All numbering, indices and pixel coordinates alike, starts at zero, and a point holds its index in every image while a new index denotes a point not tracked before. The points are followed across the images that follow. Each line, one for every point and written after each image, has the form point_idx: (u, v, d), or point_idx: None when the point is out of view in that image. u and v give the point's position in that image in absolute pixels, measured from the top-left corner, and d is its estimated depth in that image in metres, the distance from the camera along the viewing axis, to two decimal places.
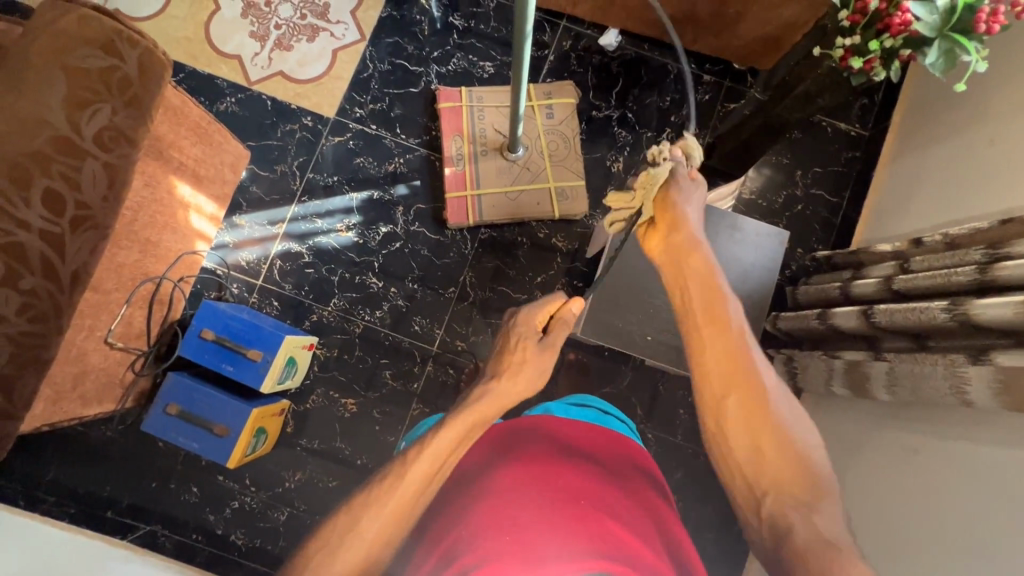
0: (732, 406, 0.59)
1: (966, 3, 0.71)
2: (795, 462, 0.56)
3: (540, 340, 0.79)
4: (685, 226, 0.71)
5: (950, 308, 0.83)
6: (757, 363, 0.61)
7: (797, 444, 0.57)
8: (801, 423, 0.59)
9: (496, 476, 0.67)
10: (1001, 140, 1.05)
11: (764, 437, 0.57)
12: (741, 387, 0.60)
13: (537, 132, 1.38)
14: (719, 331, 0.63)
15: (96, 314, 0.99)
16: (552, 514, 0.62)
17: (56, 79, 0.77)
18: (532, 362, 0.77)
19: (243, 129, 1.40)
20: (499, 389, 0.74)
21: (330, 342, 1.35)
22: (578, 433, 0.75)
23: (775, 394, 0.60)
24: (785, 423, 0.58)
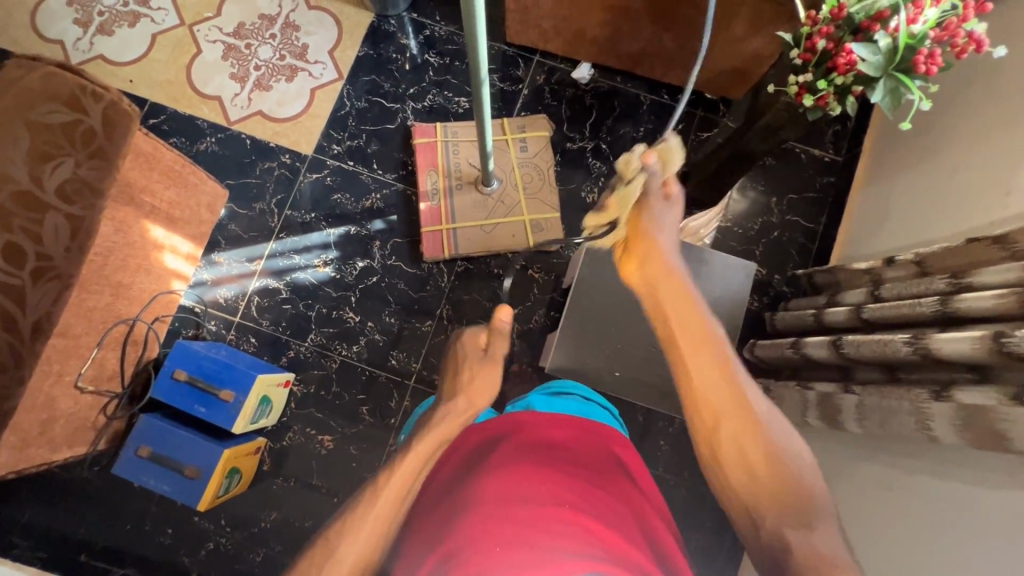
0: (723, 425, 0.58)
1: (907, 42, 0.73)
2: (790, 479, 0.55)
3: (484, 355, 0.82)
4: (658, 255, 0.70)
5: (912, 341, 0.82)
6: (737, 379, 0.60)
7: (786, 460, 0.56)
8: (789, 435, 0.58)
9: (476, 486, 0.66)
10: (963, 170, 1.06)
11: (756, 459, 0.56)
12: (728, 412, 0.58)
13: (510, 165, 1.39)
14: (699, 353, 0.61)
15: (65, 360, 0.99)
16: (536, 518, 0.61)
17: (18, 135, 0.80)
18: (479, 375, 0.80)
19: (221, 168, 1.43)
20: (453, 408, 0.75)
21: (307, 378, 1.35)
22: (552, 435, 0.75)
23: (761, 412, 0.59)
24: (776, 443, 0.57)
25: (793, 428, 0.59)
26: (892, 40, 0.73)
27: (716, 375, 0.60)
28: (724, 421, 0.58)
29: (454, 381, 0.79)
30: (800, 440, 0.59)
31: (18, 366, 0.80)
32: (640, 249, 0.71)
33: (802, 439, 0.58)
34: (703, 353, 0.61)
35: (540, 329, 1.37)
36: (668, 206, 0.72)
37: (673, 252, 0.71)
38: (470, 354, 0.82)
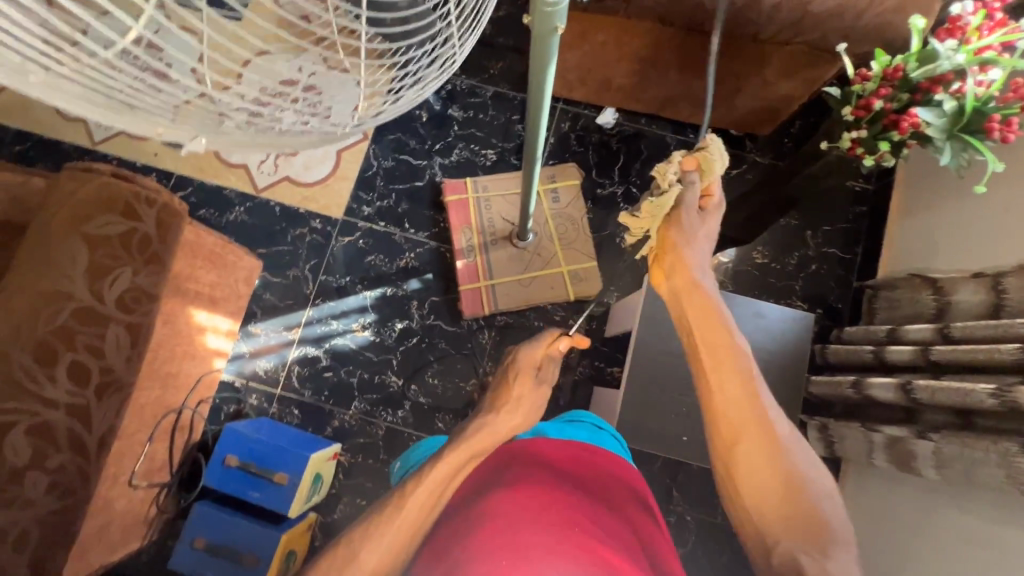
0: (741, 442, 0.57)
1: (973, 105, 0.73)
2: (803, 495, 0.55)
3: (535, 376, 0.83)
4: (685, 267, 0.68)
5: (999, 394, 0.81)
6: (763, 400, 0.59)
7: (806, 483, 0.56)
8: (808, 456, 0.58)
9: (491, 497, 0.69)
10: (1013, 202, 1.07)
11: (770, 467, 0.56)
12: (751, 430, 0.57)
13: (545, 217, 1.39)
14: (726, 366, 0.61)
15: (119, 462, 0.97)
16: (545, 541, 0.64)
17: (75, 249, 0.79)
18: (529, 398, 0.80)
19: (253, 237, 1.41)
20: (497, 424, 0.77)
21: (353, 447, 1.32)
22: (567, 454, 0.76)
23: (786, 435, 0.58)
24: (798, 465, 0.56)
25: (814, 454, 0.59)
26: (957, 102, 0.73)
27: (735, 376, 0.60)
28: (740, 426, 0.58)
29: (498, 396, 0.81)
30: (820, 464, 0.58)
31: (88, 488, 0.77)
32: (669, 261, 0.69)
33: (823, 466, 0.58)
34: (725, 371, 0.60)
35: (585, 380, 1.34)
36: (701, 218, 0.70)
37: (703, 265, 0.69)
38: (518, 378, 0.82)
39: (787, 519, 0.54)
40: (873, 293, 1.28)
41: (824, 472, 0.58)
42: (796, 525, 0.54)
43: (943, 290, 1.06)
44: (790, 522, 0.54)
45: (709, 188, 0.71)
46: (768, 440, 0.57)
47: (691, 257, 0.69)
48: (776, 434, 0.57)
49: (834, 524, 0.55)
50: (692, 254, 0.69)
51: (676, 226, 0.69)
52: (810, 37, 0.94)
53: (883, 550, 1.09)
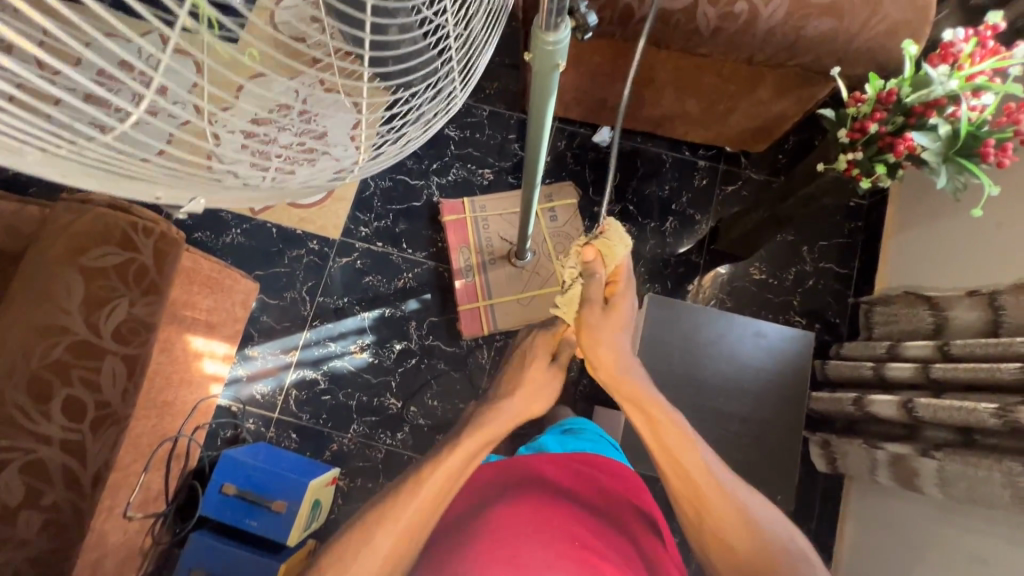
0: (707, 517, 0.63)
1: (968, 129, 0.74)
2: (773, 551, 0.60)
3: (551, 361, 0.76)
4: (611, 362, 0.70)
5: (1000, 413, 0.81)
6: (716, 473, 0.65)
7: (773, 539, 0.61)
8: (769, 512, 0.64)
9: (493, 508, 0.69)
10: (1007, 219, 1.09)
11: (736, 535, 0.61)
12: (711, 509, 0.63)
13: (543, 236, 1.40)
14: (675, 450, 0.65)
15: (115, 494, 0.96)
16: (541, 554, 0.63)
17: (74, 283, 0.79)
18: (541, 382, 0.74)
19: (249, 259, 1.39)
20: (511, 407, 0.71)
21: (351, 471, 1.31)
22: (570, 474, 0.75)
23: (744, 499, 0.64)
24: (761, 524, 0.62)
25: (772, 505, 0.65)
26: (952, 127, 0.75)
27: (692, 454, 0.65)
28: (711, 503, 0.63)
29: (514, 379, 0.74)
30: (779, 512, 0.65)
31: (82, 527, 0.75)
32: (595, 357, 0.71)
33: (782, 513, 0.65)
34: (677, 451, 0.65)
35: (585, 398, 1.34)
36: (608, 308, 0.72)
37: (629, 353, 0.71)
38: (535, 357, 0.75)
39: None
40: (869, 307, 1.29)
41: (784, 520, 0.64)
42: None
43: (940, 306, 1.07)
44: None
45: (615, 272, 0.74)
46: (735, 512, 0.62)
47: (615, 347, 0.70)
48: (741, 503, 0.63)
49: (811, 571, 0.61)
50: (613, 346, 0.70)
51: (593, 327, 0.71)
52: (804, 60, 0.95)
53: (887, 568, 1.08)
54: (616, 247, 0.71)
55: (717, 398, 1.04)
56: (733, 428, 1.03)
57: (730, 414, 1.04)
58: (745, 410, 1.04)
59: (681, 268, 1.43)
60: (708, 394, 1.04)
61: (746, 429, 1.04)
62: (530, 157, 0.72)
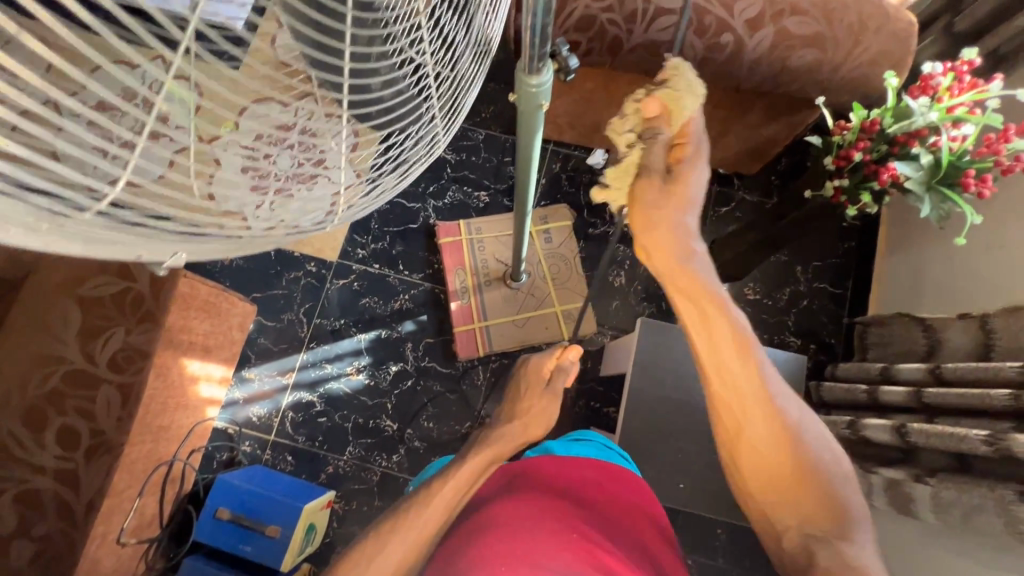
0: (743, 415, 0.58)
1: (949, 159, 0.75)
2: (800, 457, 0.56)
3: (545, 386, 0.81)
4: (665, 239, 0.57)
5: (992, 440, 0.81)
6: (761, 372, 0.58)
7: (806, 445, 0.57)
8: (811, 428, 0.59)
9: (497, 503, 0.69)
10: (997, 243, 1.10)
11: (766, 431, 0.57)
12: (746, 406, 0.58)
13: (537, 257, 1.41)
14: (721, 342, 0.58)
15: (109, 520, 0.96)
16: (543, 545, 0.62)
17: (73, 315, 0.98)
18: (540, 404, 0.80)
19: (247, 282, 1.40)
20: (510, 432, 0.76)
21: (346, 494, 1.30)
22: (581, 480, 0.74)
23: (784, 402, 0.58)
24: (796, 427, 0.58)
25: (815, 419, 0.60)
26: (934, 156, 0.76)
27: (733, 351, 0.58)
28: (744, 401, 0.58)
29: (512, 408, 0.80)
30: (824, 432, 0.60)
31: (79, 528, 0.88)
32: (645, 235, 0.58)
33: (826, 430, 0.60)
34: (724, 342, 0.58)
35: (580, 420, 1.34)
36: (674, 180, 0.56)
37: (691, 234, 0.58)
38: (530, 387, 0.81)
39: (799, 497, 0.56)
40: (863, 328, 1.29)
41: (824, 435, 0.59)
42: (809, 508, 0.56)
43: (933, 328, 1.08)
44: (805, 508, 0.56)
45: (683, 133, 0.56)
46: (769, 412, 0.57)
47: (680, 228, 0.58)
48: (777, 403, 0.58)
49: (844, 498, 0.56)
50: (672, 227, 0.57)
51: (646, 202, 0.57)
52: (792, 87, 0.97)
53: None
54: (682, 103, 0.56)
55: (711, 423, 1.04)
56: None
57: None
58: None
59: None
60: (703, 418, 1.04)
61: None
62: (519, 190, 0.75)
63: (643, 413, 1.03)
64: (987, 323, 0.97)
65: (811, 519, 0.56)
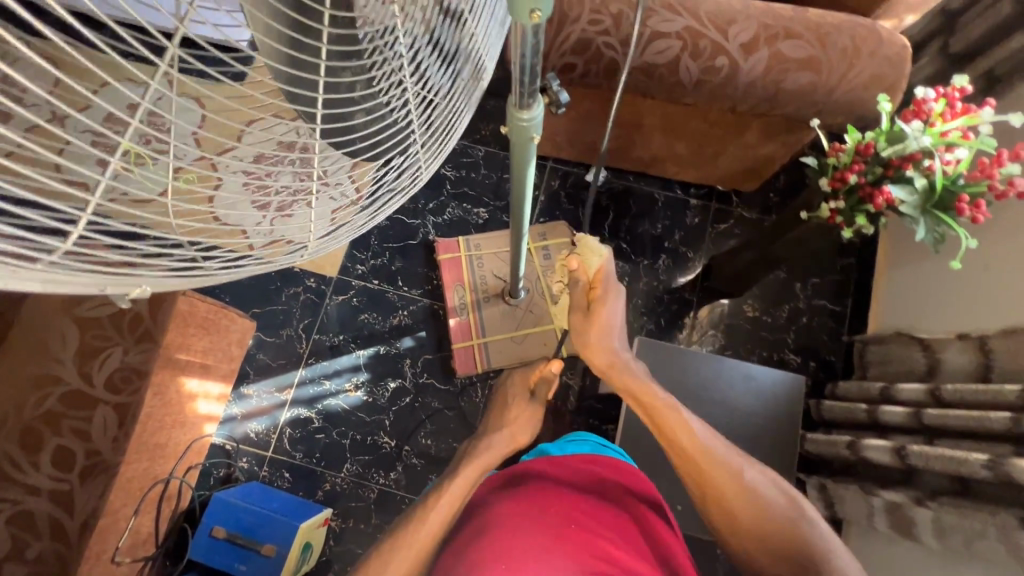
0: (711, 488, 0.63)
1: (943, 183, 0.76)
2: (770, 510, 0.62)
3: (530, 398, 0.78)
4: (607, 357, 0.65)
5: (992, 465, 0.80)
6: (716, 445, 0.64)
7: (767, 497, 0.63)
8: (767, 477, 0.65)
9: (492, 506, 0.66)
10: (994, 264, 1.11)
11: (735, 498, 0.62)
12: (713, 482, 0.63)
13: (536, 274, 1.42)
14: (677, 430, 0.63)
15: (103, 539, 0.96)
16: (543, 541, 0.59)
17: (71, 333, 1.00)
18: (527, 417, 0.76)
19: (247, 297, 1.41)
20: (497, 441, 0.71)
21: (344, 512, 1.30)
22: (573, 471, 0.72)
23: (741, 465, 0.64)
24: (757, 484, 0.63)
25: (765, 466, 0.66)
26: (927, 180, 0.76)
27: (687, 434, 0.63)
28: (714, 481, 0.62)
29: (500, 416, 0.76)
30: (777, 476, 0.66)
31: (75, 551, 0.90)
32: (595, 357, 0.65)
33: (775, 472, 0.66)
34: (678, 432, 0.63)
35: None
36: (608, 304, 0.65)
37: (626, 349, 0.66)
38: (516, 396, 0.78)
39: (783, 555, 0.60)
40: (862, 345, 1.28)
41: (777, 479, 0.65)
42: (800, 560, 0.60)
43: (932, 348, 1.07)
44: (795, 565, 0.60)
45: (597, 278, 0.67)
46: (734, 485, 0.62)
47: (610, 350, 0.64)
48: (739, 472, 0.63)
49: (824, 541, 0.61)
50: (607, 351, 0.64)
51: (579, 335, 0.66)
52: (788, 109, 0.98)
53: None
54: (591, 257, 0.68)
55: None
56: None
57: None
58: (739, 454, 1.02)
59: (674, 305, 1.44)
60: None
61: None
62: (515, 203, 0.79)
63: (641, 433, 1.03)
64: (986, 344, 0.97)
65: (798, 566, 0.60)
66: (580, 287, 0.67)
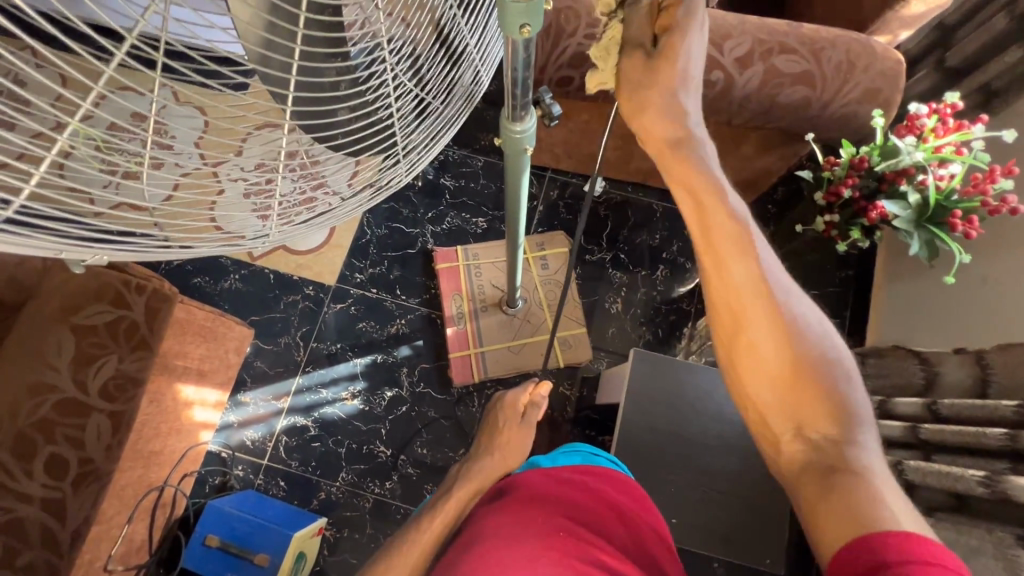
0: (746, 318, 0.52)
1: (937, 198, 0.76)
2: (806, 357, 0.51)
3: (521, 420, 0.79)
4: (660, 127, 0.48)
5: (987, 482, 0.79)
6: (766, 272, 0.52)
7: (810, 343, 0.52)
8: (816, 321, 0.53)
9: (483, 518, 0.62)
10: (993, 279, 1.11)
11: (771, 335, 0.51)
12: (750, 308, 0.52)
13: (533, 284, 1.42)
14: (722, 246, 0.51)
15: (95, 547, 0.96)
16: (527, 549, 0.55)
17: (67, 340, 1.00)
18: (516, 438, 0.78)
19: (246, 305, 1.41)
20: (489, 466, 0.75)
21: (338, 521, 1.29)
22: (569, 482, 0.66)
23: (788, 301, 0.52)
24: (799, 323, 0.52)
25: (815, 305, 0.54)
26: (921, 195, 0.77)
27: (743, 265, 0.51)
28: (750, 319, 0.52)
29: (490, 437, 0.79)
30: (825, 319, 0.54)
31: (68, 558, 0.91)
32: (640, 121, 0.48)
33: (824, 315, 0.54)
34: (730, 246, 0.51)
35: None
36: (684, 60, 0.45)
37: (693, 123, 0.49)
38: (506, 418, 0.79)
39: (810, 423, 0.51)
40: (860, 358, 1.27)
41: (826, 325, 0.53)
42: (819, 418, 0.51)
43: (930, 361, 1.07)
44: (811, 449, 0.50)
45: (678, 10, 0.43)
46: (778, 327, 0.51)
47: (677, 116, 0.48)
48: (788, 314, 0.52)
49: (861, 426, 0.51)
50: (674, 121, 0.48)
51: (632, 90, 0.47)
52: (784, 123, 0.98)
53: None
54: None
55: (704, 456, 1.02)
56: (723, 488, 1.01)
57: (718, 474, 1.01)
58: (734, 468, 1.01)
59: (672, 316, 1.44)
60: (698, 453, 1.02)
61: (735, 489, 1.01)
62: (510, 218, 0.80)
63: (637, 445, 1.03)
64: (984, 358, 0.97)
65: (810, 420, 0.51)
66: (645, 8, 0.44)
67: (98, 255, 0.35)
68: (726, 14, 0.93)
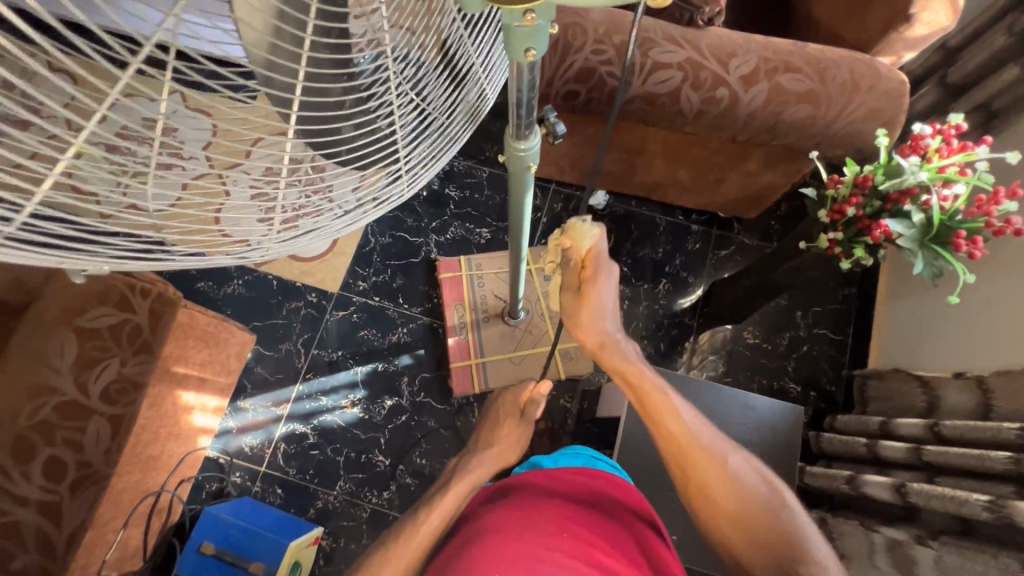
0: (694, 472, 0.62)
1: (940, 218, 0.76)
2: (745, 497, 0.61)
3: (519, 415, 0.79)
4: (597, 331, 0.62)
5: (992, 507, 0.78)
6: (699, 432, 0.63)
7: (749, 484, 0.62)
8: (747, 461, 0.64)
9: (483, 515, 0.62)
10: (997, 300, 1.11)
11: (715, 482, 0.62)
12: (694, 462, 0.62)
13: (536, 295, 1.43)
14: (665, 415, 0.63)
15: (90, 553, 0.96)
16: (530, 550, 0.55)
17: (69, 341, 1.01)
18: (515, 435, 0.78)
19: (249, 310, 1.41)
20: (488, 457, 0.74)
21: (335, 530, 1.28)
22: (567, 484, 0.66)
23: (724, 448, 0.63)
24: (736, 469, 0.62)
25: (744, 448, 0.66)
26: (925, 215, 0.77)
27: (676, 422, 0.63)
28: (694, 465, 0.62)
29: (487, 434, 0.79)
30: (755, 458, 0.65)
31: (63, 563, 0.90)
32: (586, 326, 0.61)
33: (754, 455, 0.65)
34: (664, 410, 0.63)
35: None
36: (607, 286, 0.60)
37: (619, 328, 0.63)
38: (505, 412, 0.79)
39: (764, 545, 0.60)
40: (862, 379, 1.27)
41: (759, 467, 0.64)
42: (774, 546, 0.60)
43: (931, 386, 1.06)
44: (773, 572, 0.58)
45: (591, 264, 0.59)
46: (721, 473, 0.62)
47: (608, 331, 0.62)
48: (725, 461, 0.62)
49: (806, 540, 0.60)
50: (601, 331, 0.62)
51: (573, 318, 0.61)
52: (787, 140, 0.99)
53: None
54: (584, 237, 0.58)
55: None
56: None
57: None
58: None
59: (674, 329, 1.43)
60: None
61: None
62: (515, 227, 0.81)
63: (637, 460, 1.02)
64: (987, 379, 0.97)
65: (766, 548, 0.60)
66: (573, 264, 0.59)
67: (102, 264, 0.35)
68: (732, 34, 0.94)
